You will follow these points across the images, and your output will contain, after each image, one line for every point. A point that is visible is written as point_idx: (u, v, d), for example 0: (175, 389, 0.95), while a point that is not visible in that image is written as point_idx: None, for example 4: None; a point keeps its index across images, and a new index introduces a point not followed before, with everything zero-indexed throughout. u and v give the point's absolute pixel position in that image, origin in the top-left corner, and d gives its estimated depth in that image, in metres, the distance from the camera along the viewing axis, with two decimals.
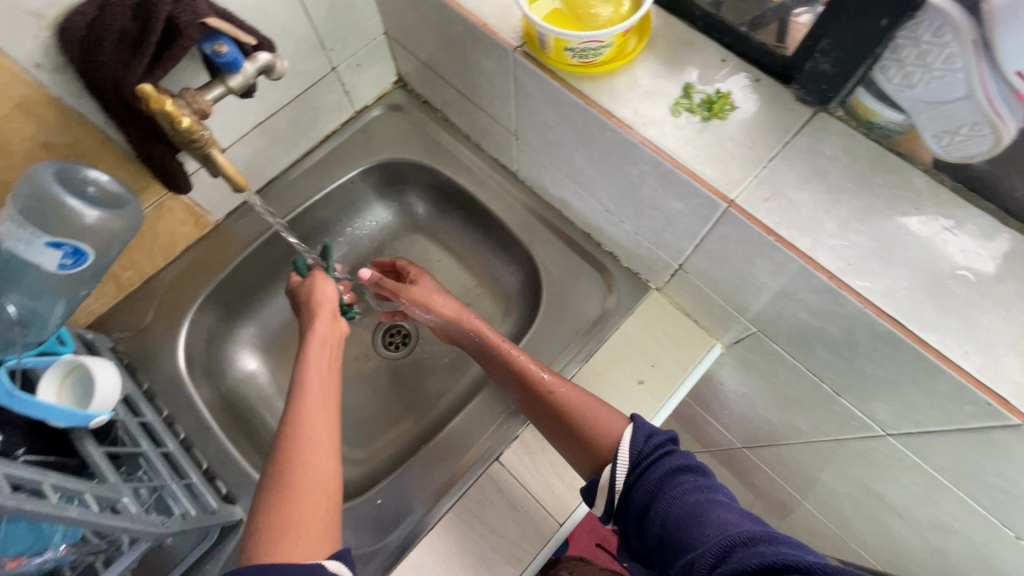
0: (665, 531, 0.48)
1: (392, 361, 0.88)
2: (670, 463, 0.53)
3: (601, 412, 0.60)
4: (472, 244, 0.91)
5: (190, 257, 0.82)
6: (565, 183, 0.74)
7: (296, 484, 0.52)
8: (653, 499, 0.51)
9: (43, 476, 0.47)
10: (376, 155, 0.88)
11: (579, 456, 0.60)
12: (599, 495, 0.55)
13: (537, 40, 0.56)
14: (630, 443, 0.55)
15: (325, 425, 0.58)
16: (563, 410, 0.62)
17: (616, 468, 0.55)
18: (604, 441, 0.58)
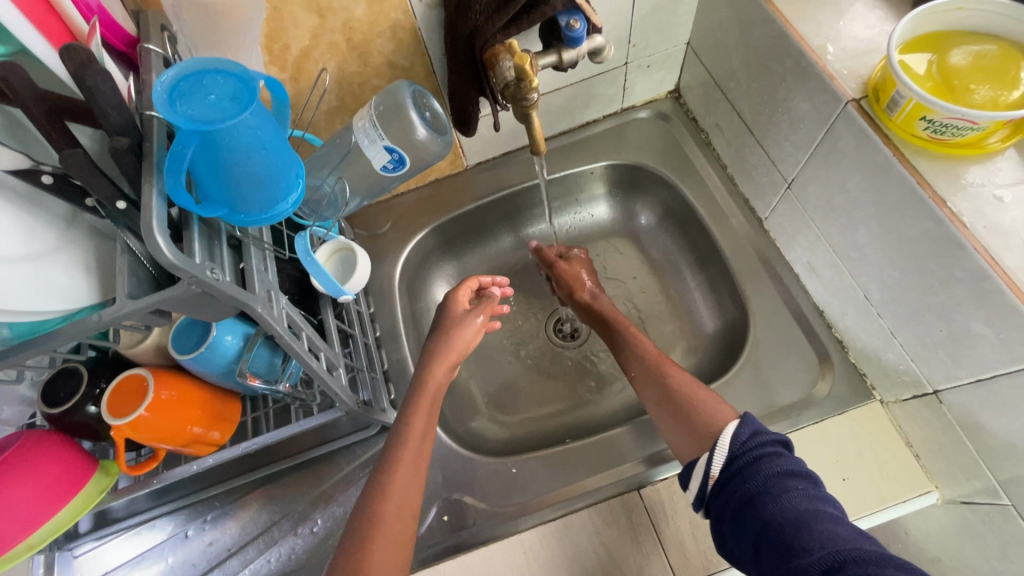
0: (765, 529, 0.48)
1: (559, 349, 0.90)
2: (774, 464, 0.51)
3: (710, 401, 0.60)
4: (680, 271, 0.89)
5: (435, 189, 0.91)
6: (824, 250, 0.67)
7: (373, 546, 0.54)
8: (754, 496, 0.50)
9: (304, 326, 0.56)
10: (625, 155, 0.89)
11: (683, 438, 0.59)
12: (695, 478, 0.55)
13: (888, 99, 0.50)
14: (732, 435, 0.54)
15: (409, 487, 0.59)
16: (675, 390, 0.62)
17: (714, 456, 0.54)
18: (710, 425, 0.57)
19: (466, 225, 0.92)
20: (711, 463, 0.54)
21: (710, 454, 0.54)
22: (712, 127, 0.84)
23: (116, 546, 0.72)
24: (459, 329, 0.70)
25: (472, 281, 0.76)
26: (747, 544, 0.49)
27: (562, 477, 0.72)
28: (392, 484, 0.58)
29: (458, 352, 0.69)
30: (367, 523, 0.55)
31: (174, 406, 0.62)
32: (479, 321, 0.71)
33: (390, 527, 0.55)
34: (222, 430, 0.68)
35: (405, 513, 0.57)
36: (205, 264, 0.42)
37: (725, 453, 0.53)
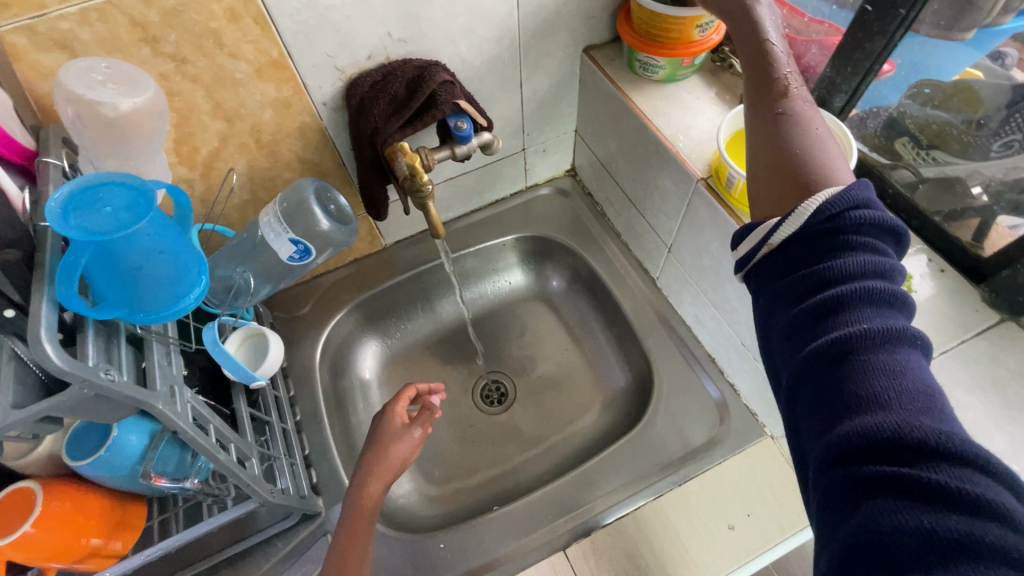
0: (819, 320, 0.37)
1: (485, 415, 0.92)
2: (865, 315, 0.35)
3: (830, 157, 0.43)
4: (592, 330, 0.95)
5: (355, 267, 0.94)
6: (705, 305, 0.76)
7: None
8: (828, 294, 0.37)
9: (212, 418, 0.55)
10: (533, 227, 0.97)
11: (772, 199, 0.43)
12: (748, 240, 0.43)
13: (726, 179, 0.61)
14: (817, 203, 0.39)
15: None
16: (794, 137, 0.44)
17: (783, 221, 0.40)
18: (816, 198, 0.41)
19: (388, 300, 0.95)
20: (776, 227, 0.41)
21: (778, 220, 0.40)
22: (605, 201, 0.94)
23: None
24: (394, 445, 0.65)
25: (410, 392, 0.69)
26: (801, 322, 0.37)
27: (491, 544, 0.72)
28: None
29: (392, 468, 0.64)
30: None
31: (66, 518, 0.58)
32: (416, 435, 0.66)
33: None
34: (123, 539, 0.63)
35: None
36: (99, 367, 0.43)
37: (801, 220, 0.39)
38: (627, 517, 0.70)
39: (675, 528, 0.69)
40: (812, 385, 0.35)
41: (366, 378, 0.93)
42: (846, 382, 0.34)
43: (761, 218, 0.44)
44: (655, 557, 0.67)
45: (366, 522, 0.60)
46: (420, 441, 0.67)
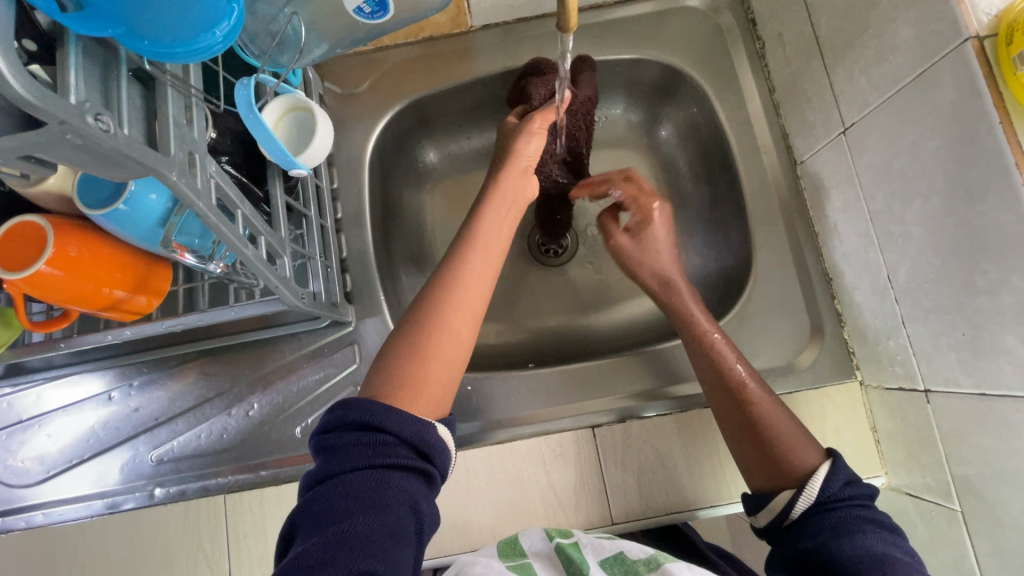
0: (829, 537, 0.47)
1: (538, 263, 0.82)
2: (851, 523, 0.48)
3: (790, 440, 0.53)
4: (688, 201, 0.79)
5: (428, 48, 0.76)
6: (857, 215, 0.59)
7: (433, 346, 0.52)
8: (840, 524, 0.48)
9: (241, 203, 0.45)
10: (662, 50, 0.74)
11: (761, 472, 0.53)
12: (766, 513, 0.52)
13: (1023, 45, 0.39)
14: (824, 481, 0.50)
15: (474, 292, 0.55)
16: (756, 420, 0.54)
17: (797, 497, 0.50)
18: (794, 463, 0.52)
19: (460, 102, 0.78)
20: (790, 501, 0.50)
21: (794, 492, 0.50)
22: (773, 37, 0.69)
23: (45, 393, 0.69)
24: (522, 138, 0.62)
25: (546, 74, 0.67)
26: (809, 536, 0.48)
27: (520, 403, 0.68)
28: (457, 286, 0.54)
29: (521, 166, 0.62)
30: (433, 318, 0.53)
31: (84, 266, 0.52)
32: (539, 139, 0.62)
33: (450, 325, 0.53)
34: (148, 298, 0.59)
35: (470, 315, 0.54)
36: (84, 107, 0.30)
37: (810, 498, 0.49)
38: (670, 417, 0.65)
39: (716, 443, 0.64)
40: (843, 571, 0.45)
41: (418, 188, 0.81)
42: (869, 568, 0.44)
43: (756, 481, 0.53)
44: (684, 460, 0.64)
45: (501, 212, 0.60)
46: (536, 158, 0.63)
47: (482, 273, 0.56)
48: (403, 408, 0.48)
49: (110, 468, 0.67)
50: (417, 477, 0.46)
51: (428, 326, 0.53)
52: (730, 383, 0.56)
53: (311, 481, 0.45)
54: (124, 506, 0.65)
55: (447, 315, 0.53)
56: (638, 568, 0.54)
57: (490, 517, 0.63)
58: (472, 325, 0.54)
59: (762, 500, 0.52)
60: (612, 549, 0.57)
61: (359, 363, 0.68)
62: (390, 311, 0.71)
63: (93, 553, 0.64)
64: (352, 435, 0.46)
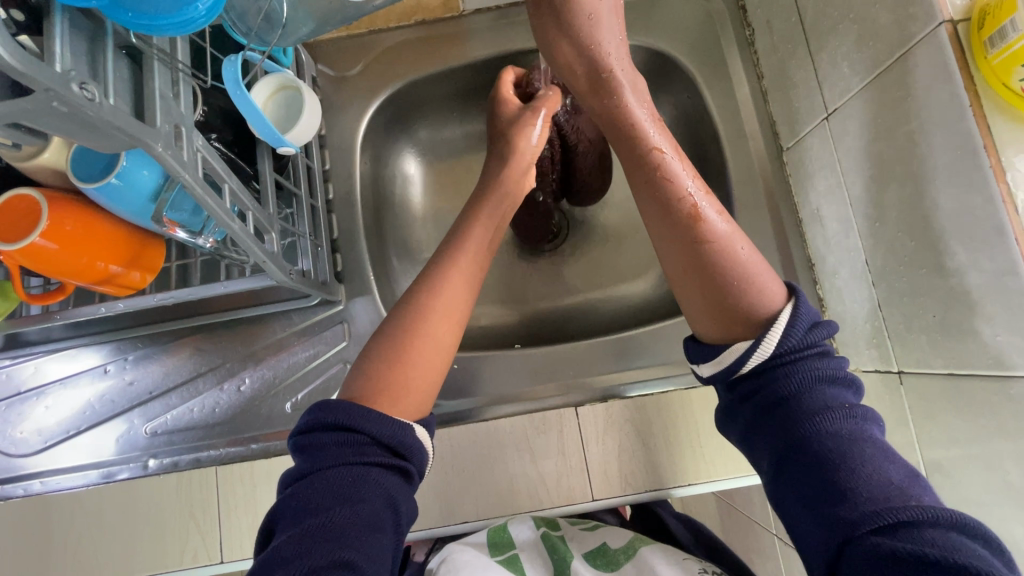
0: (791, 412, 0.46)
1: (527, 247, 0.83)
2: (813, 397, 0.46)
3: (758, 276, 0.48)
4: None
5: (420, 32, 0.76)
6: (837, 200, 0.60)
7: (411, 350, 0.52)
8: (799, 397, 0.46)
9: (228, 177, 0.47)
10: (652, 36, 0.75)
11: (713, 323, 0.49)
12: (715, 363, 0.49)
13: (994, 29, 0.40)
14: (783, 335, 0.46)
15: (458, 295, 0.55)
16: (716, 259, 0.48)
17: (756, 345, 0.47)
18: (755, 306, 0.47)
19: (452, 86, 0.78)
20: (745, 358, 0.47)
21: (750, 344, 0.47)
22: (762, 23, 0.69)
23: (43, 366, 0.71)
24: (524, 128, 0.64)
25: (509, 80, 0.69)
26: (770, 416, 0.47)
27: (505, 383, 0.70)
28: (439, 291, 0.54)
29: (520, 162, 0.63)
30: (417, 326, 0.53)
31: (79, 240, 0.54)
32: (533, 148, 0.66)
33: (431, 331, 0.53)
34: (142, 273, 0.61)
35: (454, 317, 0.55)
36: (69, 75, 0.31)
37: (764, 355, 0.47)
38: (651, 397, 0.66)
39: (696, 423, 0.65)
40: (806, 461, 0.44)
41: (410, 171, 0.82)
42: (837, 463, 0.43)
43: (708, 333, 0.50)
44: (664, 439, 0.65)
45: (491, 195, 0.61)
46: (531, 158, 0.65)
47: (469, 275, 0.57)
48: (386, 412, 0.49)
49: (106, 439, 0.69)
50: (395, 472, 0.48)
51: (413, 327, 0.53)
52: (684, 214, 0.48)
53: (290, 479, 0.47)
54: (119, 476, 0.67)
55: (429, 325, 0.53)
56: (618, 559, 0.60)
57: (473, 491, 0.65)
58: (453, 328, 0.55)
59: (712, 351, 0.49)
60: (594, 541, 0.62)
61: (348, 341, 0.70)
62: (380, 291, 0.72)
63: (88, 521, 0.66)
64: (327, 435, 0.47)
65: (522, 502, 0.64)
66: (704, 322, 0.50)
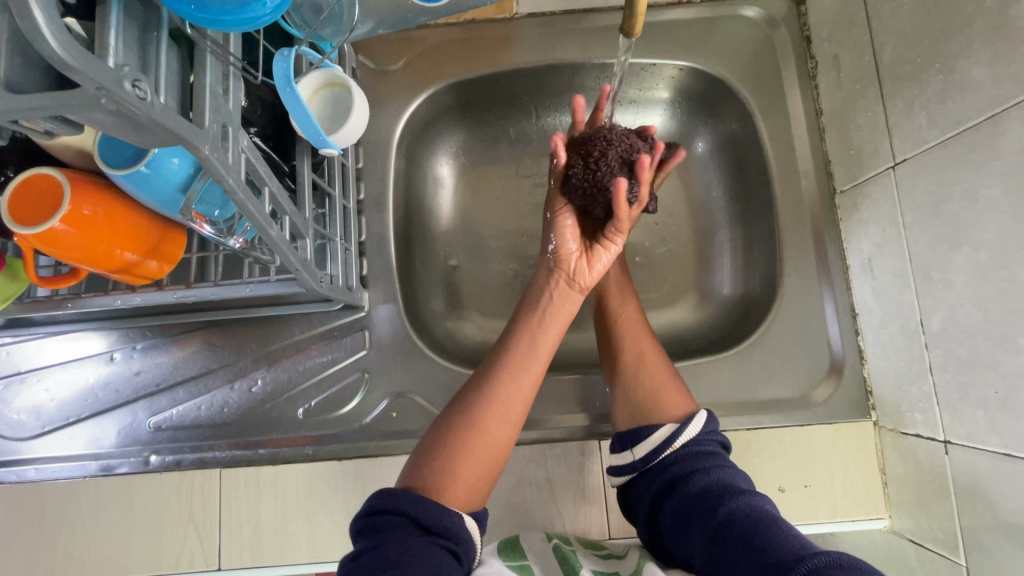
0: (714, 494, 0.50)
1: None
2: (719, 489, 0.51)
3: (665, 390, 0.59)
4: (716, 217, 0.77)
5: (468, 32, 0.73)
6: (895, 254, 0.57)
7: (467, 448, 0.52)
8: (714, 483, 0.51)
9: (269, 180, 0.43)
10: (710, 58, 0.72)
11: (630, 407, 0.59)
12: (646, 445, 0.56)
13: None
14: (701, 422, 0.55)
15: (514, 405, 0.55)
16: (626, 373, 0.61)
17: (682, 427, 0.55)
18: (662, 409, 0.58)
19: (495, 89, 0.75)
20: (665, 437, 0.55)
21: (677, 427, 0.55)
22: (828, 58, 0.66)
23: (44, 346, 0.68)
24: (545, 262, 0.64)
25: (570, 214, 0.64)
26: (698, 498, 0.51)
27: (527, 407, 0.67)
28: (493, 398, 0.55)
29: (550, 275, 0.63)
30: (472, 434, 0.53)
31: (98, 224, 0.50)
32: (597, 258, 0.62)
33: (485, 436, 0.53)
34: (160, 262, 0.58)
35: (510, 416, 0.55)
36: (122, 72, 0.28)
37: (696, 428, 0.55)
38: None
39: None
40: (730, 521, 0.47)
41: (442, 174, 0.79)
42: (756, 519, 0.46)
43: (623, 422, 0.60)
44: None
45: (539, 306, 0.61)
46: (593, 274, 0.62)
47: (518, 377, 0.56)
48: (437, 499, 0.49)
49: (105, 430, 0.66)
50: (447, 551, 0.46)
51: (473, 427, 0.53)
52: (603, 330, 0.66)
53: (347, 560, 0.46)
54: (118, 470, 0.64)
55: (491, 409, 0.54)
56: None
57: (487, 518, 0.63)
58: (512, 424, 0.55)
59: (641, 435, 0.56)
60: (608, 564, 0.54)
61: (368, 349, 0.67)
62: (404, 299, 0.69)
63: (81, 513, 0.63)
64: (387, 517, 0.47)
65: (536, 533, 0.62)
66: (625, 410, 0.60)
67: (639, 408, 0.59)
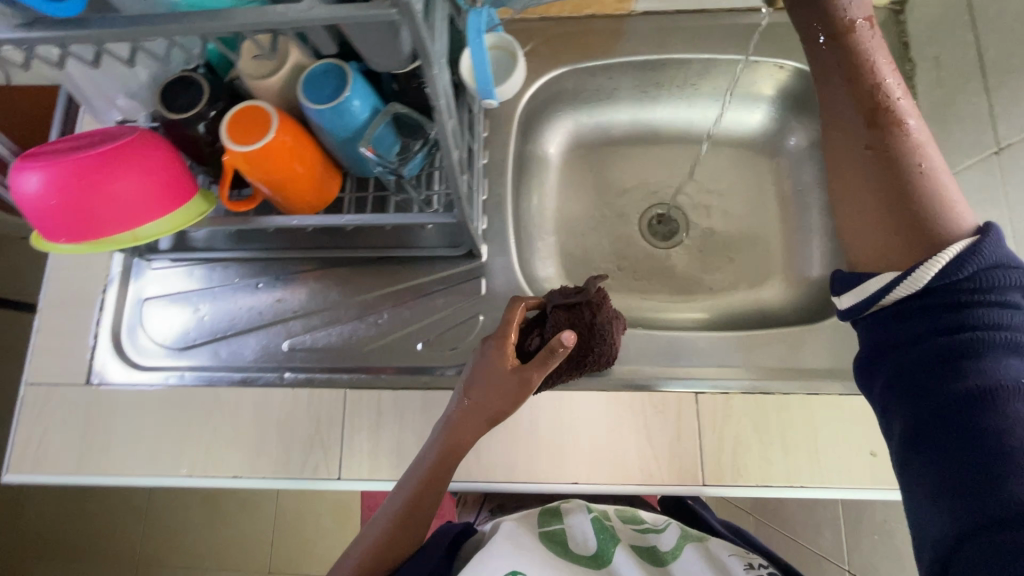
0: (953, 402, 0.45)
1: (650, 248, 0.89)
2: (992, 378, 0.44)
3: (953, 205, 0.49)
4: (806, 205, 0.83)
5: (587, 26, 0.82)
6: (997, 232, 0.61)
7: (370, 534, 0.60)
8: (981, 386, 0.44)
9: (453, 112, 0.51)
10: (809, 57, 0.78)
11: (869, 240, 0.52)
12: (855, 294, 0.51)
13: None
14: (951, 267, 0.47)
15: (416, 513, 0.60)
16: (914, 198, 0.50)
17: (900, 279, 0.48)
18: (939, 229, 0.48)
19: (606, 77, 0.83)
20: (888, 286, 0.49)
21: (897, 276, 0.48)
22: (927, 58, 0.72)
23: (199, 271, 0.77)
24: (484, 363, 0.63)
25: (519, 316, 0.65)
26: (938, 401, 0.46)
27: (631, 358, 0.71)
28: (405, 498, 0.60)
29: (483, 395, 0.61)
30: (371, 538, 0.60)
31: (285, 155, 0.59)
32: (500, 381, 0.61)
33: (379, 535, 0.60)
34: (320, 197, 0.66)
35: (408, 517, 0.60)
36: None
37: (913, 285, 0.48)
38: (772, 396, 0.67)
39: (816, 428, 0.66)
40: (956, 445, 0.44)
41: (550, 152, 0.87)
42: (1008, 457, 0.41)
43: (862, 262, 0.53)
44: (782, 443, 0.66)
45: (454, 420, 0.61)
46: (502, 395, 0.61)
47: (437, 484, 0.61)
48: None
49: (246, 348, 0.74)
50: None
51: (364, 543, 0.60)
52: (862, 129, 0.53)
53: None
54: (256, 382, 0.72)
55: (386, 521, 0.60)
56: (666, 557, 0.63)
57: (587, 456, 0.67)
58: (401, 535, 0.60)
59: (855, 282, 0.52)
60: (643, 543, 0.67)
61: (483, 295, 0.74)
62: (516, 255, 0.76)
63: (221, 417, 0.70)
64: None
65: (633, 476, 0.66)
66: (856, 243, 0.53)
67: (882, 240, 0.51)
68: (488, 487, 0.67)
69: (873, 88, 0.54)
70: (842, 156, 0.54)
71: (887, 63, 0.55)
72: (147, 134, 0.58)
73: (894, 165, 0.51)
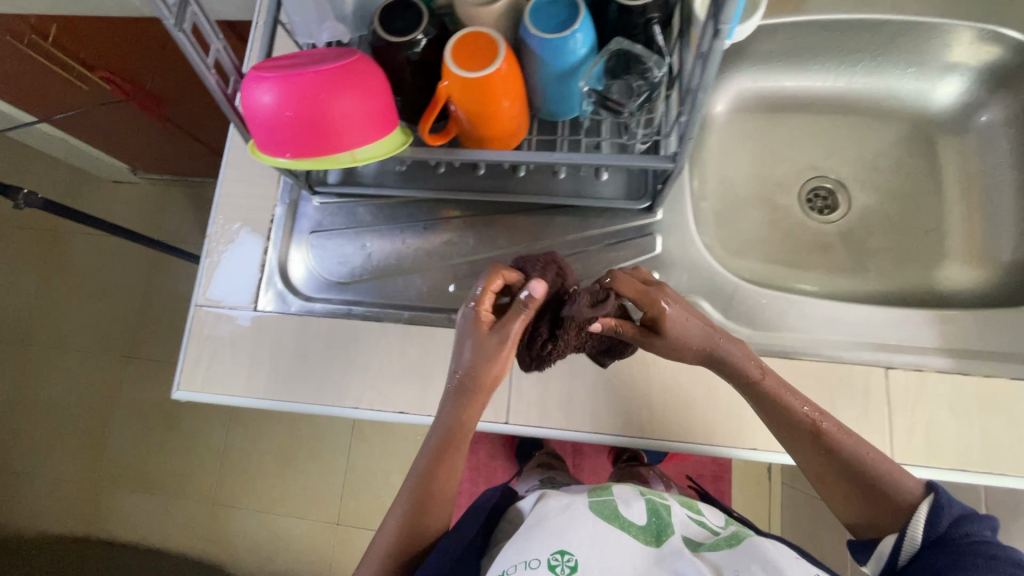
0: None
1: (828, 224, 0.85)
2: None
3: (901, 479, 0.56)
4: (992, 186, 0.80)
5: None
6: None
7: (388, 527, 0.58)
8: None
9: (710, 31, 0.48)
10: None
11: (903, 471, 0.56)
12: (890, 544, 0.55)
13: None
14: (945, 521, 0.52)
15: (438, 501, 0.59)
16: (861, 478, 0.56)
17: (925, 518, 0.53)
18: (898, 495, 0.55)
19: (792, 36, 0.79)
20: None
21: (930, 498, 0.54)
22: None
23: (364, 209, 0.77)
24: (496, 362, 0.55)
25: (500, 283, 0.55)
26: None
27: (814, 328, 0.68)
28: (428, 475, 0.59)
29: (475, 378, 0.56)
30: (399, 525, 0.58)
31: (507, 80, 0.57)
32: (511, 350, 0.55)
33: (393, 524, 0.58)
34: (515, 130, 0.65)
35: (431, 496, 0.58)
36: None
37: (913, 540, 0.53)
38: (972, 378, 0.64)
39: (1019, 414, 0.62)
40: None
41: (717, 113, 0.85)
42: None
43: (910, 484, 0.56)
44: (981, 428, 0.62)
45: (452, 404, 0.58)
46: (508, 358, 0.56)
47: (457, 459, 0.59)
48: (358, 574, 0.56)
49: (413, 288, 0.74)
50: None
51: (385, 520, 0.59)
52: (809, 431, 0.58)
53: None
54: (424, 322, 0.72)
55: (410, 497, 0.59)
56: (722, 544, 0.56)
57: None
58: (429, 520, 0.58)
59: (869, 540, 0.56)
60: (698, 527, 0.60)
61: (658, 252, 0.71)
62: (691, 214, 0.73)
63: (390, 353, 0.71)
64: None
65: None
66: (901, 480, 0.56)
67: (900, 479, 0.56)
68: (646, 443, 0.67)
69: (811, 424, 0.58)
70: (800, 447, 0.58)
71: (807, 406, 0.58)
72: (373, 64, 0.58)
73: (851, 456, 0.57)
